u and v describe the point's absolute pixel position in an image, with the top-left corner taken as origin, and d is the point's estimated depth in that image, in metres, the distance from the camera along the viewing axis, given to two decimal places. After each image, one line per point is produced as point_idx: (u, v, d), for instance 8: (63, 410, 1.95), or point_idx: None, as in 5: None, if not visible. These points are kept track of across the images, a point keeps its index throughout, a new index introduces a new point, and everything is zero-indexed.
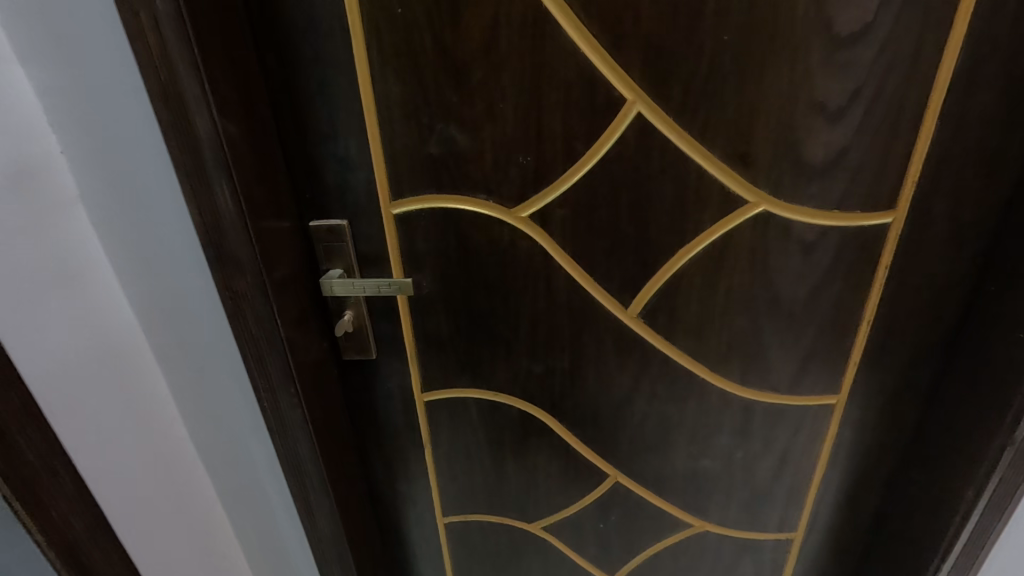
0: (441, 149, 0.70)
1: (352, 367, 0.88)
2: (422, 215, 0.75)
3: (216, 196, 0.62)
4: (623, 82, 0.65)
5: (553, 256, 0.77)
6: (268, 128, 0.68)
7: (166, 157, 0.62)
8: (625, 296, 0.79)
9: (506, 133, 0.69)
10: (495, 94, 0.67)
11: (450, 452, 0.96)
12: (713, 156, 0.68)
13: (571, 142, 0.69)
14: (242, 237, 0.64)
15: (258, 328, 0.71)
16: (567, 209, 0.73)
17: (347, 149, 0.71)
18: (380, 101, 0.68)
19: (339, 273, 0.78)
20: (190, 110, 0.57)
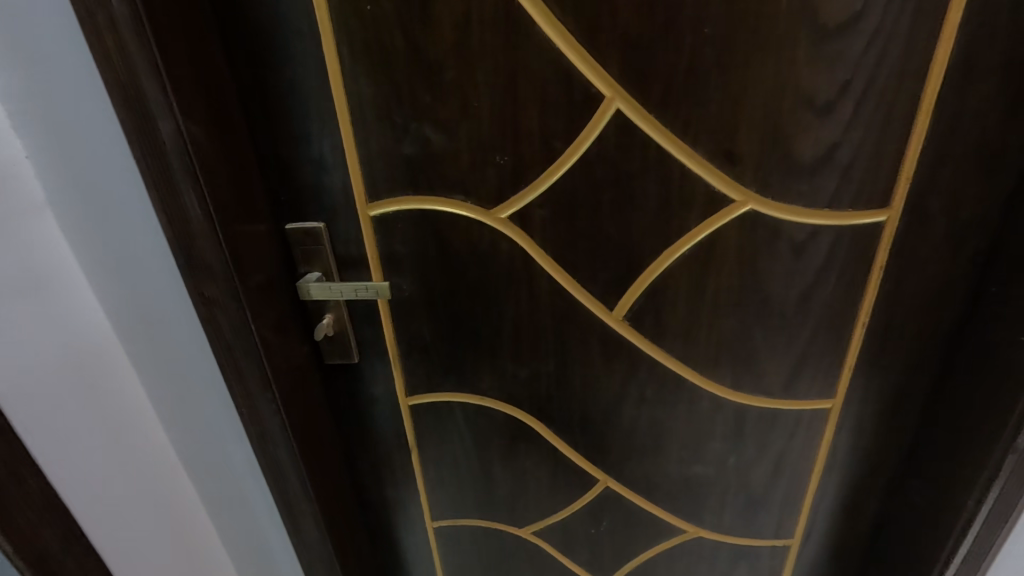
0: (416, 150, 0.68)
1: (335, 371, 0.87)
2: (400, 217, 0.73)
3: (183, 200, 0.61)
4: (601, 78, 0.63)
5: (534, 258, 0.75)
6: (239, 131, 0.66)
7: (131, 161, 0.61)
8: (609, 299, 0.77)
9: (481, 133, 0.67)
10: (469, 93, 0.65)
11: (437, 456, 0.95)
12: (697, 153, 0.66)
13: (548, 141, 0.67)
14: (212, 241, 0.63)
15: (232, 334, 0.70)
16: (546, 210, 0.71)
17: (322, 150, 0.70)
18: (352, 102, 0.66)
19: (317, 277, 0.76)
20: (152, 113, 0.56)
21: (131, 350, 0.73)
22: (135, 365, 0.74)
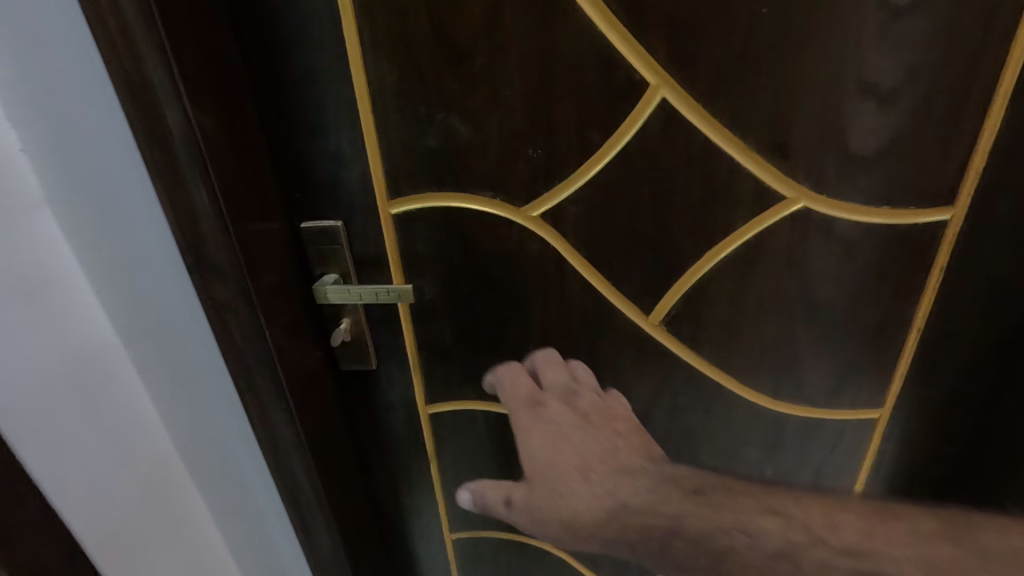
0: (442, 143, 0.63)
1: (351, 377, 0.82)
2: (422, 215, 0.69)
3: (192, 197, 0.56)
4: (646, 64, 0.57)
5: (565, 259, 0.70)
6: (252, 121, 0.61)
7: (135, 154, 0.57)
8: (645, 303, 0.72)
9: (512, 124, 0.62)
10: (501, 82, 0.60)
11: (456, 466, 0.91)
12: (747, 146, 0.61)
13: (585, 133, 0.62)
14: (223, 242, 0.59)
15: (244, 341, 0.65)
16: (581, 207, 0.66)
17: (340, 143, 0.65)
18: (374, 91, 0.61)
19: (335, 279, 0.72)
20: (159, 102, 0.51)
21: (137, 356, 0.68)
22: (142, 372, 0.69)
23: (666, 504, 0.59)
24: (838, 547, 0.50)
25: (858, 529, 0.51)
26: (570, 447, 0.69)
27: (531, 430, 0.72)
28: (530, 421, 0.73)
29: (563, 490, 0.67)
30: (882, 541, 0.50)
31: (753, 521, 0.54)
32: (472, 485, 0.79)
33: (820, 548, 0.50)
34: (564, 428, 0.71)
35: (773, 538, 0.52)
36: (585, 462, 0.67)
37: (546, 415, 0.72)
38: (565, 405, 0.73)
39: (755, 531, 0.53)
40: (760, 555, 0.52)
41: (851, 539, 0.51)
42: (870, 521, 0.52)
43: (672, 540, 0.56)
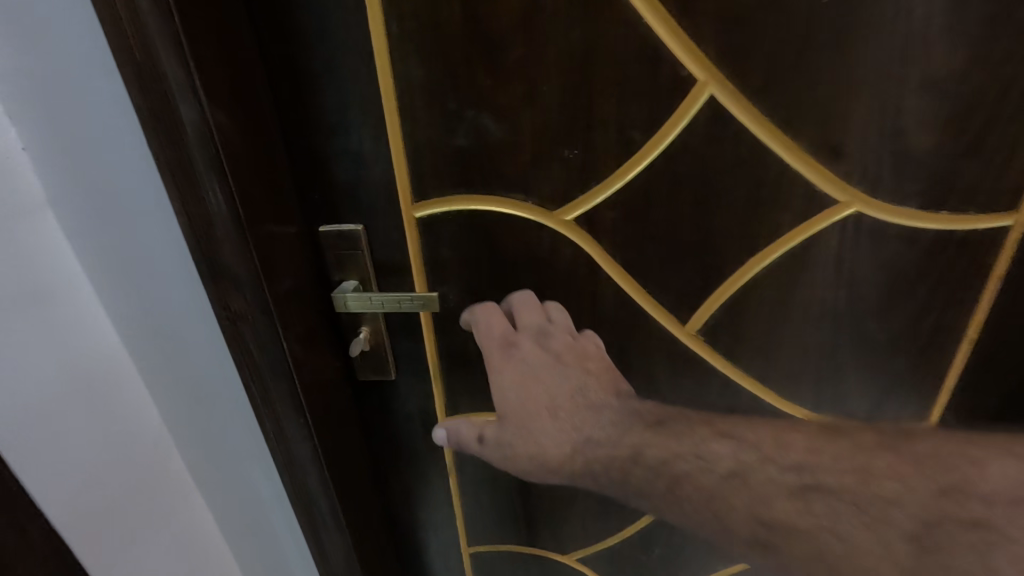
0: (472, 142, 0.60)
1: (369, 388, 0.79)
2: (449, 218, 0.65)
3: (207, 200, 0.52)
4: (694, 59, 0.54)
5: (599, 265, 0.66)
6: (269, 119, 0.57)
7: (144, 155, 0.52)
8: (682, 312, 0.68)
9: (548, 122, 0.58)
10: (537, 77, 0.56)
11: (476, 478, 0.87)
12: (800, 147, 0.57)
13: (626, 132, 0.58)
14: (240, 248, 0.55)
15: (260, 353, 0.61)
16: (618, 211, 0.62)
17: (362, 141, 0.60)
18: (400, 86, 0.57)
19: (354, 286, 0.68)
20: (174, 97, 0.47)
21: (144, 365, 0.65)
22: (148, 382, 0.66)
23: (630, 435, 0.60)
24: (787, 465, 0.55)
25: (807, 447, 0.56)
26: (541, 388, 0.64)
27: (508, 370, 0.65)
28: (504, 359, 0.65)
29: (536, 430, 0.64)
30: (831, 459, 0.55)
31: (706, 446, 0.58)
32: (451, 424, 0.72)
33: (772, 468, 0.55)
34: (535, 370, 0.64)
35: (728, 463, 0.56)
36: (554, 400, 0.64)
37: (519, 353, 0.65)
38: (539, 344, 0.65)
39: (709, 456, 0.57)
40: (713, 476, 0.56)
41: (801, 459, 0.55)
42: (822, 442, 0.56)
43: (633, 467, 0.59)
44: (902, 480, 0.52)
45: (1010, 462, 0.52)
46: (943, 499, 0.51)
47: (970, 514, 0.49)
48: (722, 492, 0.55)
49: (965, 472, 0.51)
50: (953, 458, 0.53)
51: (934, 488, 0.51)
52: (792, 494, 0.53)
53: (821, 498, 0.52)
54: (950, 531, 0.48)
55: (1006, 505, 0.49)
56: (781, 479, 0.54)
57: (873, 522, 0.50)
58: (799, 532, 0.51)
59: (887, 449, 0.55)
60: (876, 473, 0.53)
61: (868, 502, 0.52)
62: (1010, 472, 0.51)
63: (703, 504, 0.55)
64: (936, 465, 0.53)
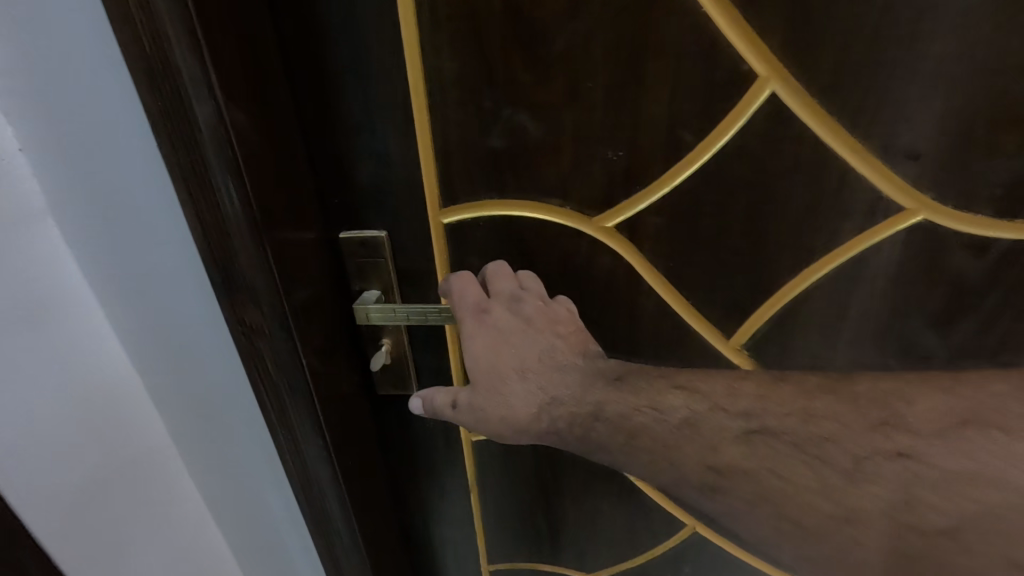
0: (507, 143, 0.55)
1: (388, 403, 0.74)
2: (479, 225, 0.60)
3: (222, 206, 0.47)
4: (757, 52, 0.49)
5: (641, 275, 0.61)
6: (289, 118, 0.53)
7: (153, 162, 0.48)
8: (727, 324, 0.64)
9: (592, 122, 0.53)
10: (581, 73, 0.51)
11: (499, 495, 0.83)
12: (867, 149, 0.52)
13: (676, 132, 0.53)
14: (256, 259, 0.50)
15: (277, 370, 0.57)
16: (664, 217, 0.58)
17: (388, 143, 0.56)
18: (431, 82, 0.52)
19: (378, 296, 0.64)
20: (189, 94, 0.43)
21: (152, 381, 0.61)
22: (156, 397, 0.62)
23: (591, 392, 0.57)
24: (735, 412, 0.54)
25: (754, 393, 0.55)
26: (511, 351, 0.58)
27: (479, 337, 0.58)
28: (477, 328, 0.58)
29: (505, 394, 0.58)
30: (776, 404, 0.54)
31: (657, 396, 0.56)
32: (427, 391, 0.63)
33: (719, 415, 0.55)
34: (504, 336, 0.58)
35: (679, 411, 0.55)
36: (523, 361, 0.58)
37: (491, 320, 0.58)
38: (512, 311, 0.58)
39: (660, 406, 0.56)
40: (662, 426, 0.55)
41: (748, 405, 0.55)
42: (768, 386, 0.55)
43: (594, 424, 0.57)
44: (840, 419, 0.53)
45: (945, 395, 0.52)
46: (877, 434, 0.51)
47: (897, 447, 0.50)
48: (674, 441, 0.54)
49: (895, 406, 0.52)
50: (894, 391, 0.53)
51: (870, 424, 0.52)
52: (738, 438, 0.53)
53: (762, 441, 0.53)
54: (878, 462, 0.50)
55: (930, 439, 0.50)
56: (727, 425, 0.54)
57: (815, 462, 0.52)
58: (744, 476, 0.53)
59: (827, 389, 0.55)
60: (815, 414, 0.53)
61: (810, 443, 0.52)
62: (938, 406, 0.51)
63: (654, 450, 0.55)
64: (874, 402, 0.53)
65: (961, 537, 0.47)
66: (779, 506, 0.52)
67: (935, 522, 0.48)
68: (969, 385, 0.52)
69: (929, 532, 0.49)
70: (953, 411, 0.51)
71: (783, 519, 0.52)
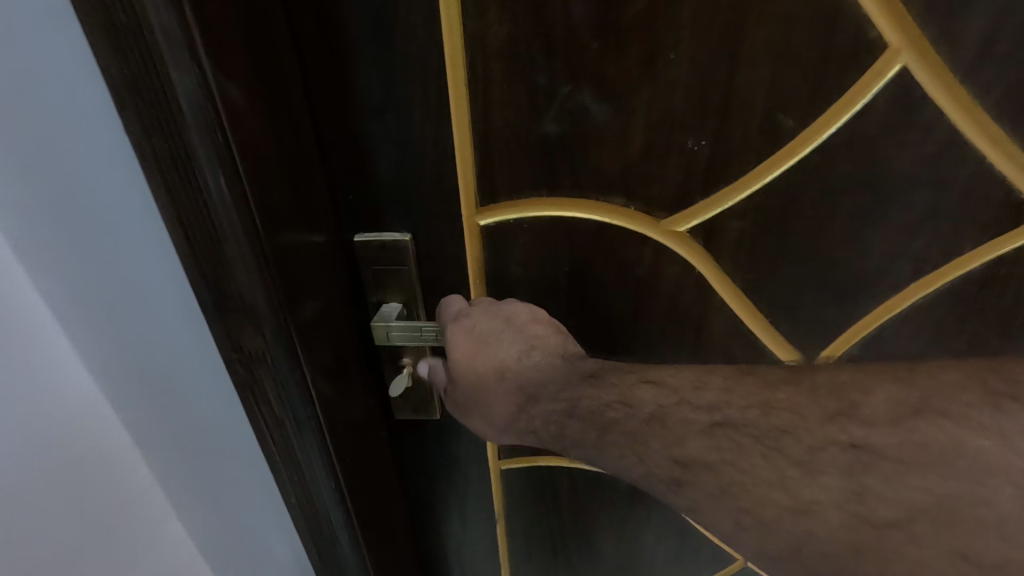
0: (563, 128, 0.45)
1: (407, 429, 0.64)
2: (522, 228, 0.50)
3: (212, 209, 0.37)
4: (891, 15, 0.39)
5: (713, 287, 0.52)
6: (298, 96, 0.42)
7: (123, 156, 0.37)
8: (810, 345, 0.54)
9: (671, 102, 0.43)
10: (663, 42, 0.41)
11: (528, 526, 0.74)
12: (1010, 139, 0.42)
13: (776, 116, 0.43)
14: (256, 274, 0.39)
15: (281, 404, 0.47)
16: (749, 221, 0.48)
17: (417, 128, 0.45)
18: (473, 50, 0.42)
19: (400, 310, 0.54)
20: (166, 61, 0.32)
21: (131, 418, 0.50)
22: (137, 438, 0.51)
23: (566, 388, 0.46)
24: (700, 405, 0.40)
25: (722, 384, 0.41)
26: (489, 355, 0.49)
27: (454, 346, 0.50)
28: (457, 336, 0.50)
29: (488, 398, 0.50)
30: (741, 396, 0.40)
31: (629, 389, 0.44)
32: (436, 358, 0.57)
33: (684, 409, 0.41)
34: (484, 337, 0.50)
35: (647, 406, 0.42)
36: (502, 360, 0.49)
37: (463, 327, 0.50)
38: (490, 313, 0.51)
39: (632, 400, 0.43)
40: (632, 422, 0.42)
41: (712, 397, 0.41)
42: (735, 377, 0.41)
43: (568, 422, 0.45)
44: (802, 410, 0.38)
45: (893, 383, 0.37)
46: (831, 426, 0.36)
47: (851, 436, 0.36)
48: (642, 440, 0.41)
49: (851, 396, 0.37)
50: (849, 380, 0.38)
51: (824, 415, 0.37)
52: (705, 432, 0.39)
53: (730, 438, 0.38)
54: (834, 454, 0.36)
55: (887, 430, 0.35)
56: (690, 419, 0.40)
57: (771, 454, 0.37)
58: (706, 470, 0.38)
59: (790, 377, 0.40)
60: (775, 405, 0.39)
61: (767, 434, 0.38)
62: (895, 395, 0.36)
63: (624, 446, 0.42)
64: (833, 393, 0.38)
65: (912, 530, 0.33)
66: (737, 499, 0.37)
67: (881, 512, 0.33)
68: (922, 374, 0.36)
69: (876, 524, 0.33)
70: (906, 400, 0.36)
71: (742, 513, 0.37)
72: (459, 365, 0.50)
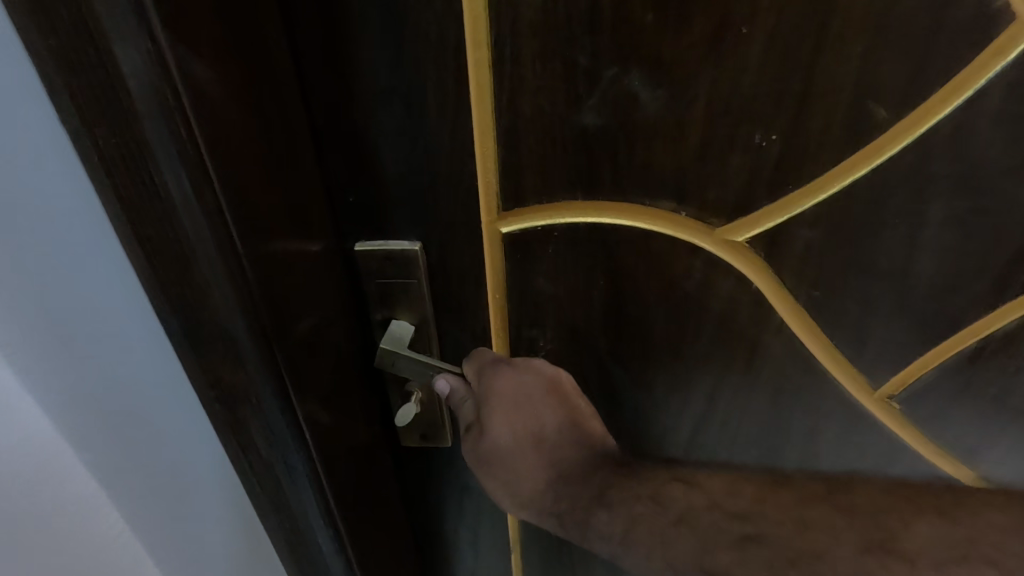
0: (605, 120, 0.37)
1: (415, 460, 0.57)
2: (551, 236, 0.43)
3: (178, 220, 0.29)
4: None
5: (771, 304, 0.45)
6: (286, 76, 0.34)
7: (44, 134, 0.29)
8: (880, 372, 0.47)
9: (738, 88, 0.35)
10: (734, 15, 0.33)
11: (545, 559, 0.68)
12: None
13: (865, 105, 0.35)
14: (236, 297, 0.32)
15: (270, 445, 0.40)
16: (820, 230, 0.41)
17: (429, 117, 0.38)
18: (500, 21, 0.34)
19: (412, 332, 0.46)
20: (106, 31, 0.24)
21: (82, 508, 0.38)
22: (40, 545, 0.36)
23: (599, 472, 0.45)
24: (734, 512, 0.40)
25: (755, 493, 0.41)
26: (530, 422, 0.46)
27: (488, 407, 0.45)
28: (500, 401, 0.45)
29: (507, 461, 0.47)
30: (773, 509, 0.40)
31: (662, 487, 0.43)
32: (452, 374, 0.46)
33: (717, 514, 0.41)
34: (527, 404, 0.46)
35: (677, 506, 0.42)
36: (540, 427, 0.47)
37: (502, 387, 0.45)
38: (531, 372, 0.46)
39: (663, 497, 0.42)
40: (663, 522, 0.41)
41: (744, 505, 0.41)
42: (770, 490, 0.41)
43: (594, 510, 0.44)
44: (834, 533, 0.38)
45: (938, 518, 0.37)
46: (870, 558, 0.36)
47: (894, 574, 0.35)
48: (671, 541, 0.41)
49: (890, 526, 0.38)
50: (889, 509, 0.38)
51: (861, 545, 0.37)
52: (733, 544, 0.39)
53: (764, 556, 0.38)
54: None
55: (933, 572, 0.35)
56: (722, 528, 0.40)
57: None
58: None
59: (825, 494, 0.40)
60: (810, 523, 0.39)
61: (801, 558, 0.37)
62: (939, 532, 0.37)
63: (651, 549, 0.41)
64: (870, 517, 0.38)
65: None
66: None
67: None
68: (967, 511, 0.37)
69: None
70: (954, 538, 0.36)
71: None
72: (488, 426, 0.46)
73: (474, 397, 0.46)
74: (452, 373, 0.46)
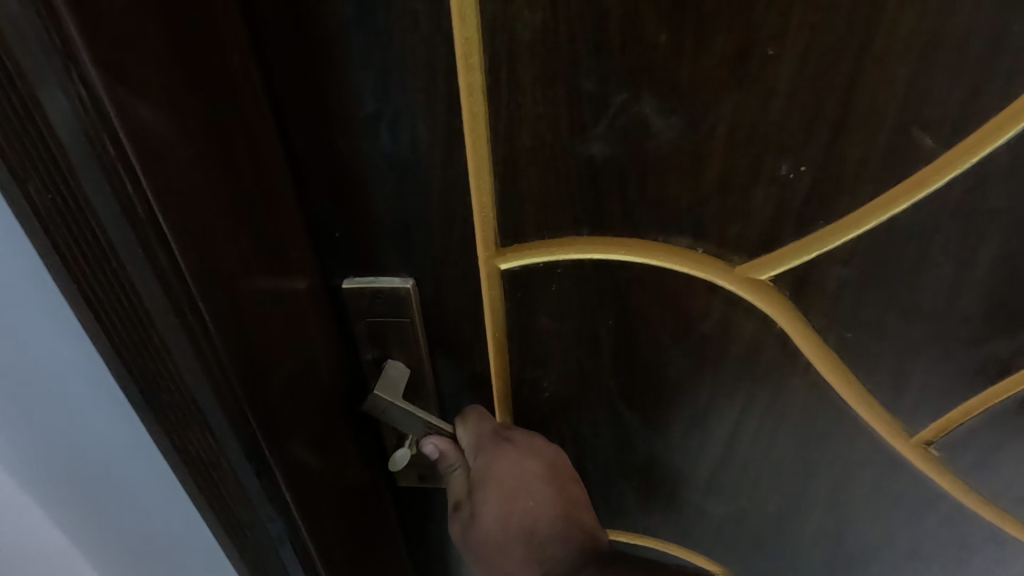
0: (613, 149, 0.34)
1: (414, 502, 0.54)
2: (554, 273, 0.39)
3: (130, 277, 0.26)
4: None
5: (797, 347, 0.41)
6: (256, 106, 0.31)
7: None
8: (920, 418, 0.43)
9: (765, 114, 0.31)
10: (759, 34, 0.29)
11: None
12: None
13: (911, 132, 0.31)
14: (201, 355, 0.29)
15: (247, 504, 0.37)
16: (855, 268, 0.36)
17: (418, 147, 0.34)
18: (495, 43, 0.30)
19: (407, 373, 0.43)
20: (30, 75, 0.21)
21: (61, 516, 0.41)
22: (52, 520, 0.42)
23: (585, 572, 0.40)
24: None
25: None
26: (526, 505, 0.43)
27: (483, 479, 0.43)
28: (498, 478, 0.43)
29: (494, 538, 0.44)
30: None
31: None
32: (443, 440, 0.44)
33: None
34: (526, 486, 0.43)
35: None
36: (535, 513, 0.43)
37: (502, 466, 0.43)
38: (533, 454, 0.45)
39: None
40: None
41: None
42: None
43: None
44: None
45: None
46: None
47: None
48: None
49: None
50: None
51: None
52: None
53: None
54: None
55: None
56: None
57: None
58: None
59: None
60: None
61: None
62: None
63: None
64: None
65: None
66: None
67: None
68: None
69: None
70: None
71: None
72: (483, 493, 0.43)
73: (468, 468, 0.45)
74: (438, 436, 0.44)
